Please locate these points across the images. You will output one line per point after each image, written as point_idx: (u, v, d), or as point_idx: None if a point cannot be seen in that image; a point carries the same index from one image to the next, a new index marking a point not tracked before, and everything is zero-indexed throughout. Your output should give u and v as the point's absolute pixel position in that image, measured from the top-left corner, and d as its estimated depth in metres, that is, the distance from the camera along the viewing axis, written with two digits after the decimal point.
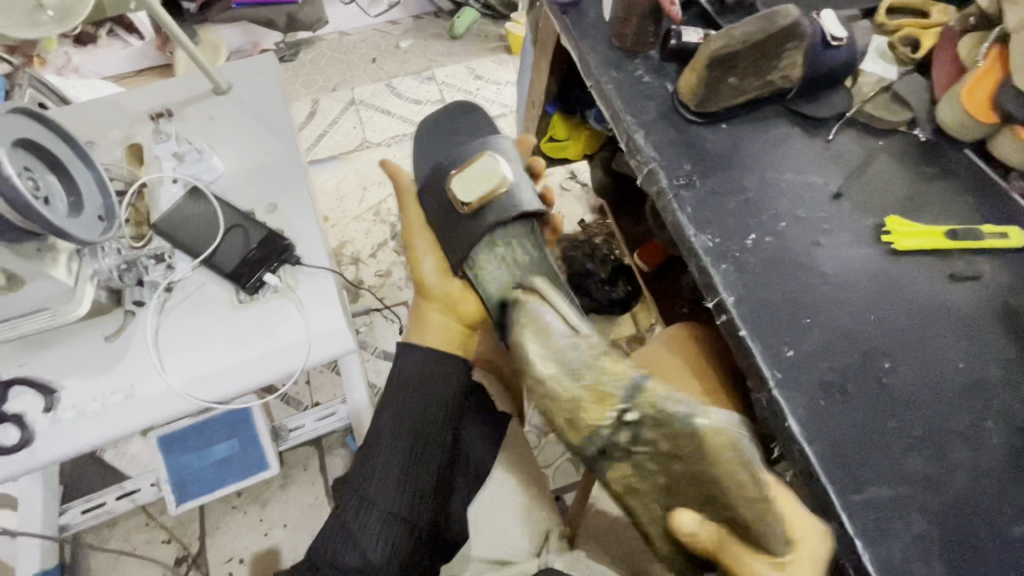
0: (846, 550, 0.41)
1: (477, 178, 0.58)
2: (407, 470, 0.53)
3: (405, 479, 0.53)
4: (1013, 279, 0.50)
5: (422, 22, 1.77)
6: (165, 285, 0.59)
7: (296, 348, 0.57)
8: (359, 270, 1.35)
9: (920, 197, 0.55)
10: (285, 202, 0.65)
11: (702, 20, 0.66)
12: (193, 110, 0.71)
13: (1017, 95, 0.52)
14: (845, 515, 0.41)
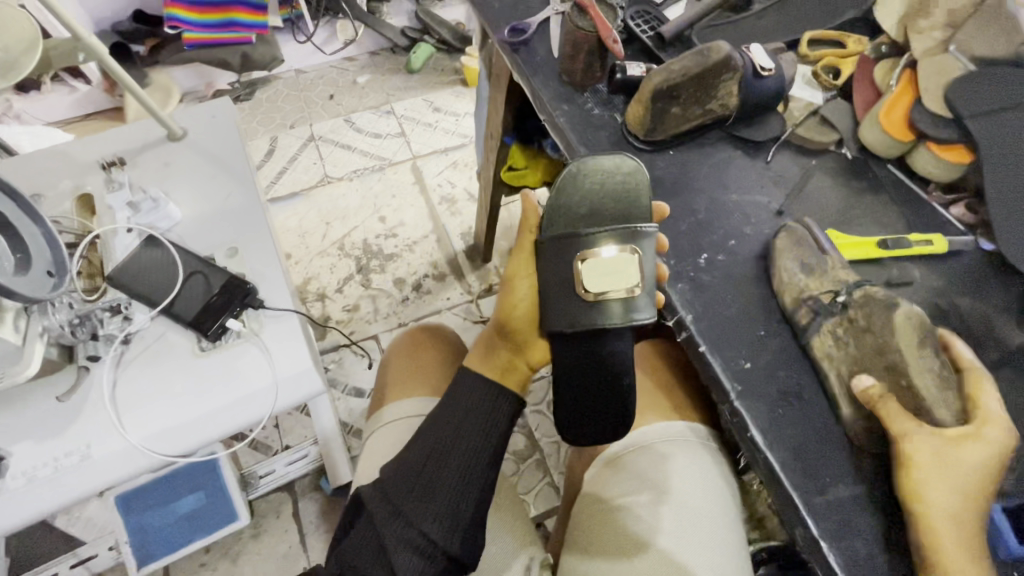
0: (814, 553, 0.43)
1: (610, 265, 0.49)
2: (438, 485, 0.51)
3: (435, 497, 0.50)
4: (942, 282, 0.54)
5: (378, 58, 1.80)
6: (121, 338, 0.57)
7: (264, 394, 0.56)
8: (326, 306, 1.33)
9: (853, 212, 0.59)
10: (246, 245, 0.64)
11: (645, 54, 0.70)
12: (146, 157, 0.69)
13: (928, 115, 0.58)
14: (809, 518, 0.43)
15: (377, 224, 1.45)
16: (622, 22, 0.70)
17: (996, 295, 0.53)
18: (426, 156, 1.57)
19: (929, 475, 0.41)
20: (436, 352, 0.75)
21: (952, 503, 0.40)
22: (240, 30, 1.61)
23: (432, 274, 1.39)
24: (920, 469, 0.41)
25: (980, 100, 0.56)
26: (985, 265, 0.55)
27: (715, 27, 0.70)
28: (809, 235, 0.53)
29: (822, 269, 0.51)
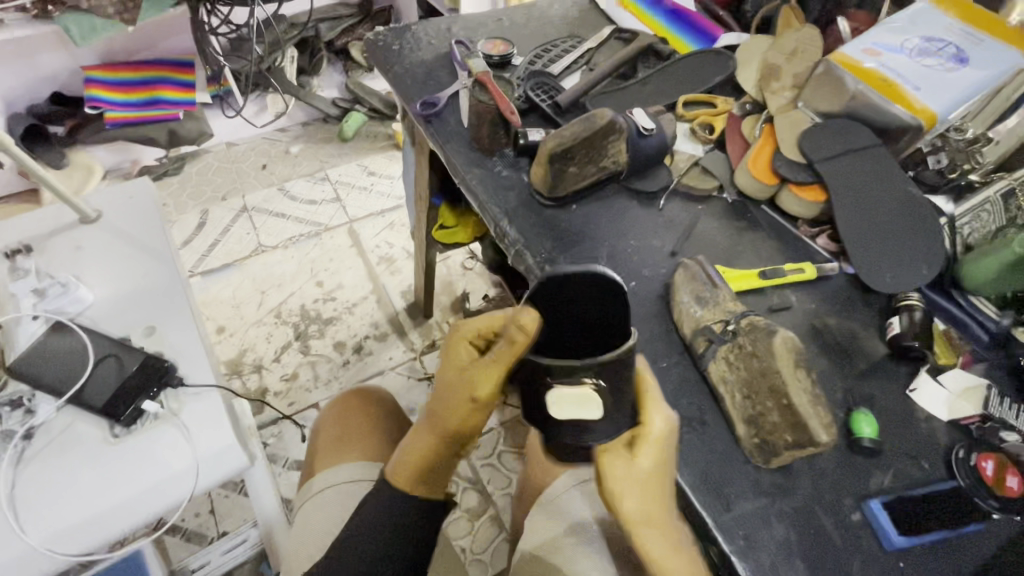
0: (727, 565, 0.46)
1: (574, 403, 0.45)
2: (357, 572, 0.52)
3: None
4: (816, 304, 0.61)
5: (310, 127, 1.85)
6: (23, 433, 0.54)
7: (182, 477, 0.54)
8: (263, 377, 1.29)
9: (738, 248, 0.66)
10: (164, 323, 0.64)
11: (546, 120, 0.77)
12: (57, 242, 0.68)
13: (785, 163, 0.67)
14: (720, 534, 0.46)
15: (315, 289, 1.44)
16: (522, 94, 0.78)
17: (861, 312, 0.60)
18: (362, 219, 1.60)
19: (627, 490, 0.43)
20: (367, 413, 0.75)
21: (655, 519, 0.43)
22: (167, 107, 1.62)
23: (373, 334, 1.38)
24: (616, 483, 0.43)
25: (824, 147, 0.66)
26: (850, 286, 0.62)
27: (605, 94, 0.79)
28: (700, 270, 0.59)
29: (712, 300, 0.56)
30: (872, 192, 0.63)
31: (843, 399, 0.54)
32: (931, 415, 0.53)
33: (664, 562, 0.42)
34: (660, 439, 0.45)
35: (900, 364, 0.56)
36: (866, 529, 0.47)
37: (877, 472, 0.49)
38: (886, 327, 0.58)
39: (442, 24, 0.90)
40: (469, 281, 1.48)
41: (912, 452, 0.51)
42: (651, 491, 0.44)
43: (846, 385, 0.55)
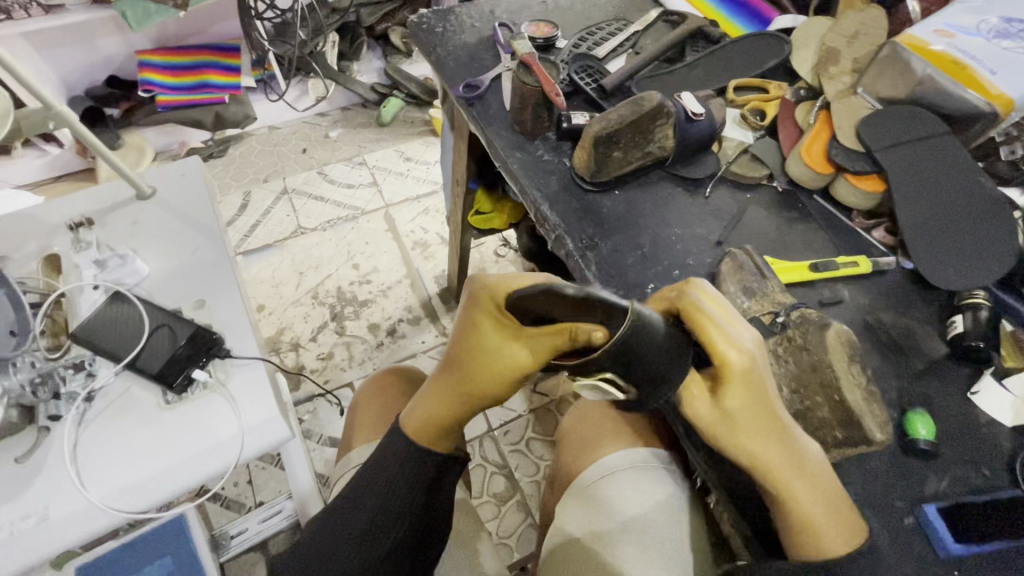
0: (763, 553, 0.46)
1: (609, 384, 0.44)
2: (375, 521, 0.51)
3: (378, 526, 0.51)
4: (870, 300, 0.58)
5: (349, 113, 1.87)
6: (84, 395, 0.57)
7: (229, 444, 0.56)
8: (300, 355, 1.33)
9: (787, 239, 0.64)
10: (213, 297, 0.66)
11: (590, 104, 0.76)
12: (116, 216, 0.71)
13: (842, 151, 0.64)
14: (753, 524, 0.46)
15: (351, 271, 1.47)
16: (567, 77, 0.76)
17: (919, 309, 0.57)
18: (398, 203, 1.61)
19: (753, 439, 0.43)
20: (402, 392, 0.76)
21: (788, 467, 0.43)
22: (215, 91, 1.66)
23: (407, 317, 1.40)
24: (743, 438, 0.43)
25: (886, 135, 0.63)
26: (908, 282, 0.60)
27: (651, 78, 0.77)
28: (747, 260, 0.57)
29: (760, 291, 0.54)
30: (935, 181, 0.60)
31: (897, 399, 0.51)
32: (994, 419, 0.50)
33: (790, 493, 0.43)
34: (744, 372, 0.43)
35: (960, 365, 0.54)
36: (917, 534, 0.45)
37: (931, 476, 0.47)
38: (948, 325, 0.55)
39: (485, 6, 0.89)
40: (501, 269, 1.49)
41: (972, 458, 0.48)
42: (772, 428, 0.43)
43: (901, 384, 0.52)
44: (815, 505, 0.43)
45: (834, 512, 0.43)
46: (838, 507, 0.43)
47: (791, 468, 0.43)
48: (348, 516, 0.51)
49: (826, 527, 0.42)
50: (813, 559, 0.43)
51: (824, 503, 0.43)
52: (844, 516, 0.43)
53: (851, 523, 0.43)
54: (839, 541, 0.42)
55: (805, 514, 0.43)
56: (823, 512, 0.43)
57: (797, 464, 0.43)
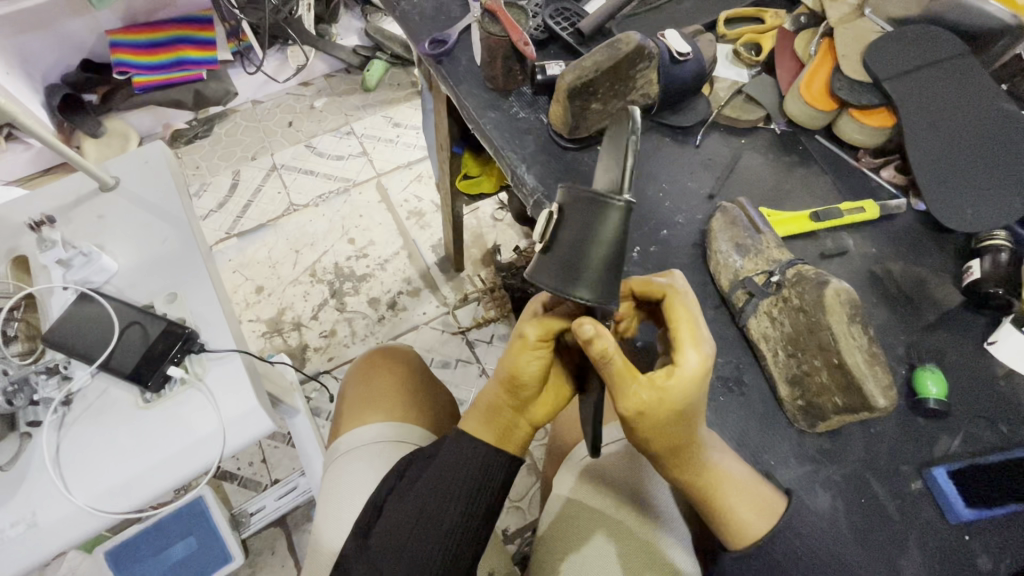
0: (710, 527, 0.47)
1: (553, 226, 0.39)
2: (442, 492, 0.48)
3: (437, 500, 0.48)
4: (878, 249, 0.53)
5: (334, 79, 1.80)
6: (62, 398, 0.56)
7: (211, 440, 0.55)
8: (302, 335, 1.32)
9: (786, 186, 0.59)
10: (186, 290, 0.63)
11: (569, 51, 0.70)
12: (81, 211, 0.68)
13: (846, 82, 0.57)
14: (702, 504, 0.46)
15: (347, 246, 1.44)
16: (541, 24, 0.70)
17: (930, 255, 0.53)
18: (389, 172, 1.56)
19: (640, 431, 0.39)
20: (395, 373, 0.75)
21: (678, 458, 0.40)
22: (192, 68, 1.59)
23: (406, 290, 1.38)
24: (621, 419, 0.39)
25: (895, 61, 0.56)
26: (919, 226, 0.55)
27: (634, 18, 0.70)
28: (740, 213, 0.52)
29: (754, 248, 0.49)
30: (957, 110, 0.54)
31: (906, 354, 0.48)
32: (1012, 370, 0.46)
33: (724, 497, 0.41)
34: (691, 382, 0.37)
35: (976, 314, 0.49)
36: (924, 498, 0.42)
37: (941, 436, 0.44)
38: (964, 272, 0.50)
39: None
40: (500, 232, 1.45)
41: (986, 414, 0.45)
42: (690, 422, 0.38)
43: (910, 339, 0.48)
44: (738, 475, 0.41)
45: (749, 494, 0.41)
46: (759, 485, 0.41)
47: (689, 460, 0.40)
48: (427, 497, 0.48)
49: (741, 511, 0.41)
50: (739, 544, 0.42)
51: (740, 484, 0.40)
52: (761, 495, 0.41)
53: (767, 500, 0.41)
54: (758, 527, 0.41)
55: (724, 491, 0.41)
56: (737, 493, 0.40)
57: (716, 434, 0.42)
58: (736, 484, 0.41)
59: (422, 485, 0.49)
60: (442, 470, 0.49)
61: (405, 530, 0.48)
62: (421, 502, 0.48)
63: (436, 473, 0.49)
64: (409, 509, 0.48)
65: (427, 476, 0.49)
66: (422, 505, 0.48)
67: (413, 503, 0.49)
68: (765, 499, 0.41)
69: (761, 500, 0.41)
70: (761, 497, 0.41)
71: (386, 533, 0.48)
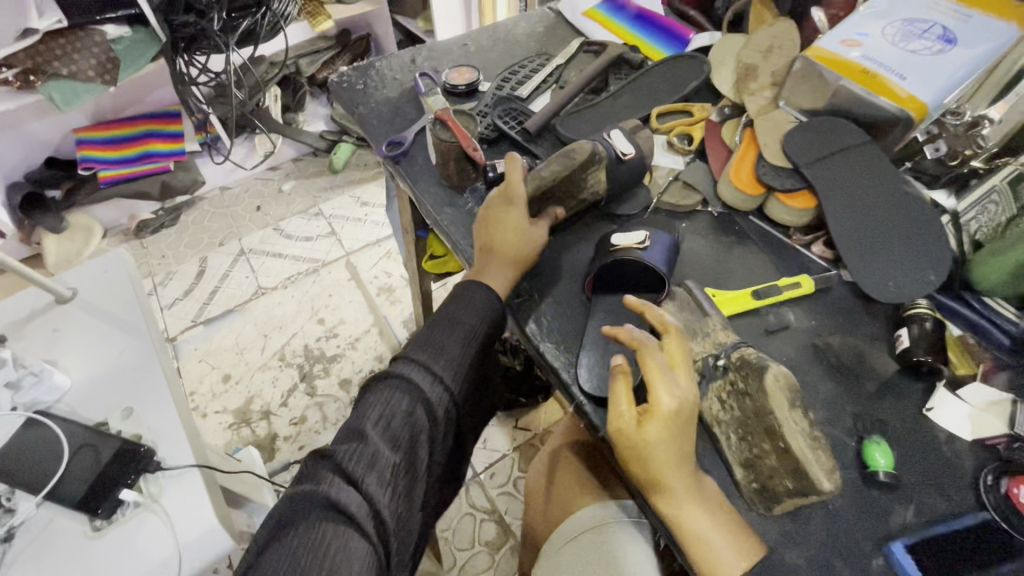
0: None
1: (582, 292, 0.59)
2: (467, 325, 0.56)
3: (462, 318, 0.57)
4: (818, 322, 0.57)
5: (301, 164, 1.86)
6: (2, 535, 0.53)
7: (165, 567, 0.52)
8: (271, 424, 1.28)
9: (727, 265, 0.62)
10: (142, 404, 0.62)
11: (518, 147, 0.75)
12: (34, 327, 0.67)
13: (769, 170, 0.63)
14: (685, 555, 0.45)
15: (316, 327, 1.44)
16: (490, 124, 0.76)
17: (864, 324, 0.56)
18: (359, 250, 1.59)
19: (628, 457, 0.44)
20: None
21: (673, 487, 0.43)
22: (158, 160, 1.62)
23: (378, 368, 1.37)
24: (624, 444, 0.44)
25: (809, 149, 0.62)
26: (852, 297, 0.58)
27: (577, 114, 0.76)
28: (688, 297, 0.56)
29: (701, 331, 0.52)
30: (866, 192, 0.59)
31: (854, 426, 0.50)
32: (953, 435, 0.49)
33: (703, 536, 0.42)
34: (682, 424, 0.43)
35: (913, 380, 0.52)
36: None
37: (897, 508, 0.45)
38: (895, 339, 0.54)
39: (406, 56, 0.89)
40: None
41: (934, 481, 0.46)
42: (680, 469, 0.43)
43: (856, 410, 0.51)
44: (699, 523, 0.42)
45: (723, 531, 0.42)
46: (734, 527, 0.43)
47: (672, 491, 0.43)
48: (451, 326, 0.56)
49: (720, 548, 0.41)
50: None
51: (714, 524, 0.42)
52: (738, 537, 0.42)
53: (744, 540, 0.42)
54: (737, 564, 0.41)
55: (693, 531, 0.42)
56: (714, 532, 0.42)
57: (684, 490, 0.43)
58: (713, 516, 0.43)
59: (461, 310, 0.57)
60: (468, 314, 0.57)
61: (446, 345, 0.55)
62: (450, 329, 0.56)
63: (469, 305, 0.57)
64: (455, 333, 0.56)
65: (456, 309, 0.57)
66: (450, 332, 0.56)
67: (456, 332, 0.56)
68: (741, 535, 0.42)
69: (739, 536, 0.42)
70: (738, 532, 0.42)
71: (434, 343, 0.55)
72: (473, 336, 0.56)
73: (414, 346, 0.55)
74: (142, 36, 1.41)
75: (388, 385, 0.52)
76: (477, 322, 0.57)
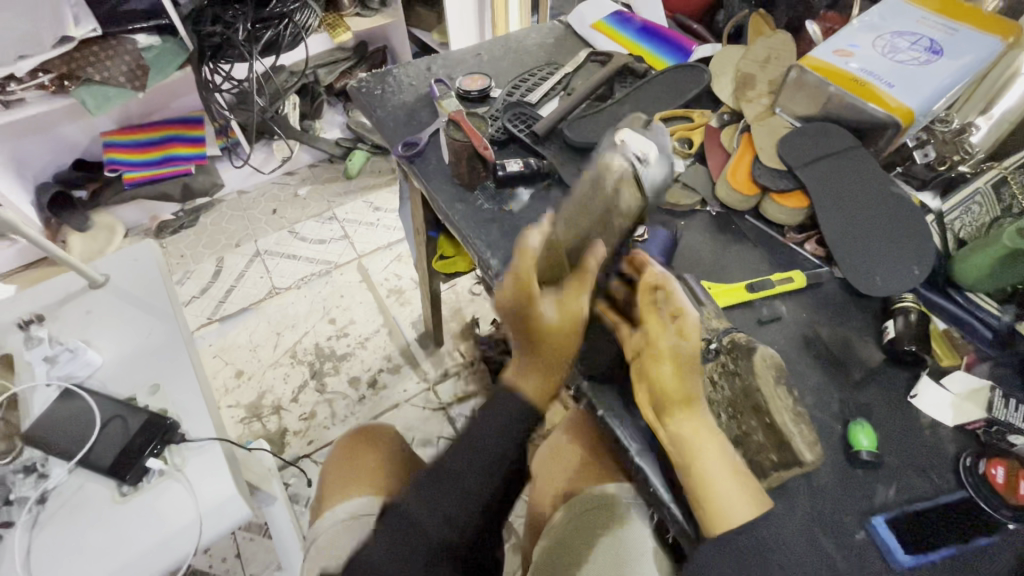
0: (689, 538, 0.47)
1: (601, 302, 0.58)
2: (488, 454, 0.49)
3: (480, 449, 0.49)
4: (809, 315, 0.60)
5: (317, 170, 1.91)
6: (37, 497, 0.56)
7: (187, 531, 0.56)
8: (282, 418, 1.31)
9: (724, 261, 0.66)
10: (168, 381, 0.66)
11: (526, 149, 0.79)
12: (68, 309, 0.71)
13: (765, 171, 0.67)
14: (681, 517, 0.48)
15: (327, 326, 1.48)
16: (500, 127, 0.80)
17: (853, 317, 0.59)
18: (370, 253, 1.64)
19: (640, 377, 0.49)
20: (380, 453, 0.76)
21: (684, 411, 0.46)
22: (181, 163, 1.69)
23: (387, 367, 1.40)
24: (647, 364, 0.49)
25: (804, 152, 0.66)
26: (842, 291, 0.61)
27: (584, 118, 0.80)
28: (684, 287, 0.59)
29: (696, 318, 0.55)
30: (858, 190, 0.62)
31: (840, 410, 0.52)
32: (936, 420, 0.51)
33: (717, 480, 0.44)
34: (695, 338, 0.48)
35: (898, 370, 0.55)
36: (870, 548, 0.45)
37: (880, 486, 0.48)
38: (883, 331, 0.56)
39: (421, 64, 0.94)
40: (477, 306, 1.51)
41: (916, 463, 0.49)
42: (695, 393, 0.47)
43: (843, 395, 0.53)
44: (715, 470, 0.44)
45: (735, 478, 0.44)
46: (745, 479, 0.45)
47: (682, 414, 0.46)
48: (471, 456, 0.49)
49: (728, 492, 0.44)
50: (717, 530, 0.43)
51: (724, 471, 0.44)
52: (750, 489, 0.44)
53: (754, 492, 0.44)
54: (744, 512, 0.43)
55: (707, 475, 0.44)
56: (723, 481, 0.44)
57: (697, 423, 0.46)
58: (728, 457, 0.45)
59: (485, 425, 0.50)
60: (492, 445, 0.49)
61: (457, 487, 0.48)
62: (470, 464, 0.49)
63: (491, 421, 0.50)
64: (472, 468, 0.49)
65: (478, 436, 0.50)
66: (470, 467, 0.49)
67: (475, 458, 0.49)
68: (751, 485, 0.45)
69: (749, 483, 0.45)
70: (748, 479, 0.45)
71: (446, 483, 0.48)
72: (498, 464, 0.49)
73: (427, 479, 0.49)
74: (170, 45, 1.47)
75: (396, 524, 0.47)
76: (502, 436, 0.50)
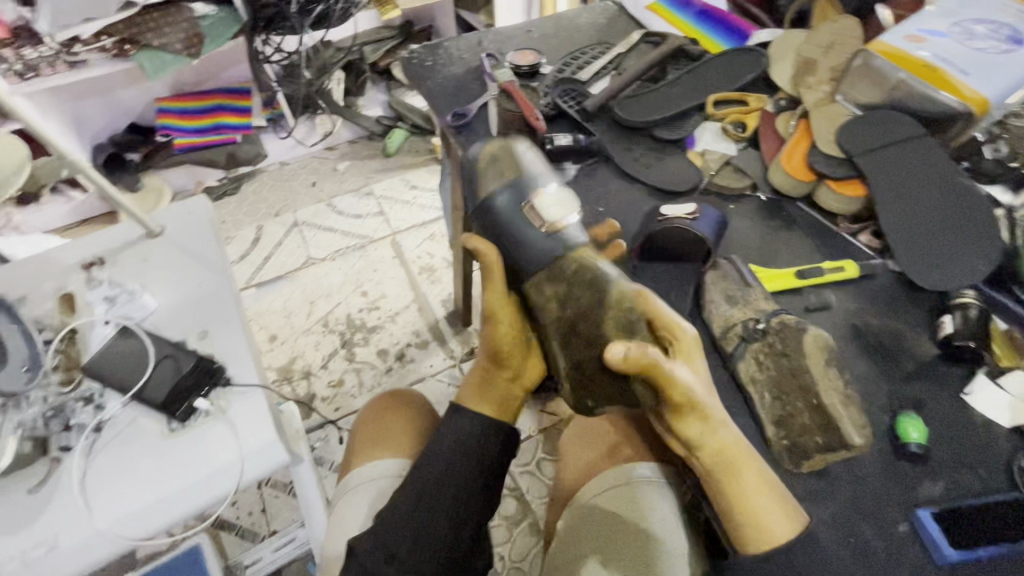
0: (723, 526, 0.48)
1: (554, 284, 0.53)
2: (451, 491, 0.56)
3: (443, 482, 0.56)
4: (859, 305, 0.58)
5: (357, 146, 1.94)
6: (94, 425, 0.60)
7: (229, 470, 0.58)
8: (311, 383, 1.35)
9: (772, 247, 0.64)
10: (216, 329, 0.68)
11: (574, 125, 0.78)
12: (126, 254, 0.74)
13: (822, 158, 0.65)
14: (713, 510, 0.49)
15: (359, 299, 1.50)
16: (550, 102, 0.79)
17: (907, 311, 0.57)
18: (405, 231, 1.66)
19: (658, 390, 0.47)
20: (405, 418, 0.76)
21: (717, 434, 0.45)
22: (228, 132, 1.73)
23: (414, 342, 1.42)
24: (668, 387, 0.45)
25: (865, 140, 0.63)
26: (896, 285, 0.59)
27: (636, 96, 0.78)
28: (732, 269, 0.58)
29: (743, 300, 0.55)
30: (921, 181, 0.60)
31: (888, 402, 0.51)
32: (990, 420, 0.49)
33: (751, 497, 0.43)
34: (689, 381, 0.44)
35: (952, 367, 0.53)
36: (912, 540, 0.44)
37: (926, 481, 0.46)
38: (938, 326, 0.54)
39: (472, 39, 0.94)
40: None
41: (966, 461, 0.47)
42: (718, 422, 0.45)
43: (891, 388, 0.52)
44: (751, 486, 0.44)
45: (774, 496, 0.43)
46: (779, 494, 0.44)
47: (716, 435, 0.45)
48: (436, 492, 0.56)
49: (767, 511, 0.43)
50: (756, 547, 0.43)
51: (762, 483, 0.44)
52: (786, 504, 0.44)
53: (792, 511, 0.43)
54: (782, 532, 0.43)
55: (745, 496, 0.43)
56: (760, 492, 0.43)
57: (731, 443, 0.45)
58: (760, 477, 0.44)
59: (434, 474, 0.56)
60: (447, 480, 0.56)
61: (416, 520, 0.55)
62: (435, 498, 0.56)
63: (444, 464, 0.57)
64: (438, 503, 0.56)
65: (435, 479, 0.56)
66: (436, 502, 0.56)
67: (439, 493, 0.56)
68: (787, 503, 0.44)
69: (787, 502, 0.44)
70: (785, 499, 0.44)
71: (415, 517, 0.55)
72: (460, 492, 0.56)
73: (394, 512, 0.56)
74: (226, 15, 1.51)
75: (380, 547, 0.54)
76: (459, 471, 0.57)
